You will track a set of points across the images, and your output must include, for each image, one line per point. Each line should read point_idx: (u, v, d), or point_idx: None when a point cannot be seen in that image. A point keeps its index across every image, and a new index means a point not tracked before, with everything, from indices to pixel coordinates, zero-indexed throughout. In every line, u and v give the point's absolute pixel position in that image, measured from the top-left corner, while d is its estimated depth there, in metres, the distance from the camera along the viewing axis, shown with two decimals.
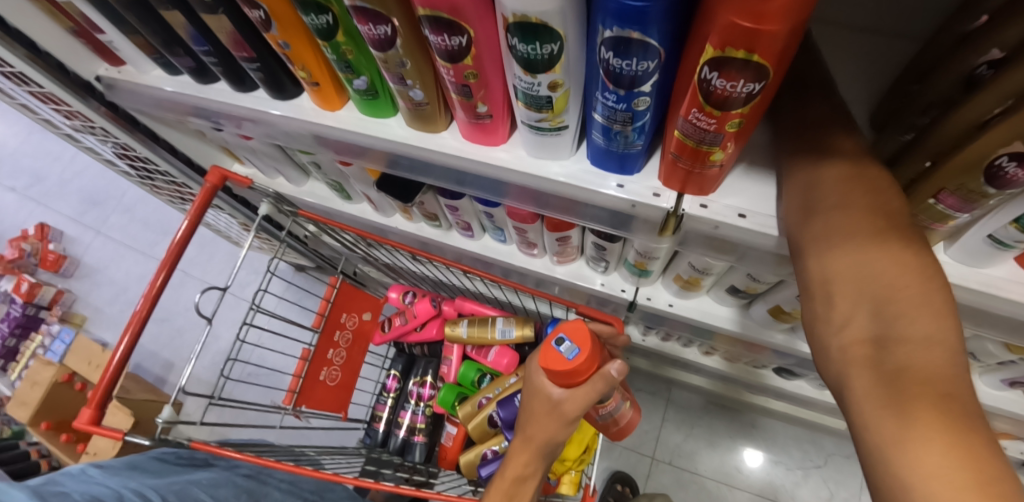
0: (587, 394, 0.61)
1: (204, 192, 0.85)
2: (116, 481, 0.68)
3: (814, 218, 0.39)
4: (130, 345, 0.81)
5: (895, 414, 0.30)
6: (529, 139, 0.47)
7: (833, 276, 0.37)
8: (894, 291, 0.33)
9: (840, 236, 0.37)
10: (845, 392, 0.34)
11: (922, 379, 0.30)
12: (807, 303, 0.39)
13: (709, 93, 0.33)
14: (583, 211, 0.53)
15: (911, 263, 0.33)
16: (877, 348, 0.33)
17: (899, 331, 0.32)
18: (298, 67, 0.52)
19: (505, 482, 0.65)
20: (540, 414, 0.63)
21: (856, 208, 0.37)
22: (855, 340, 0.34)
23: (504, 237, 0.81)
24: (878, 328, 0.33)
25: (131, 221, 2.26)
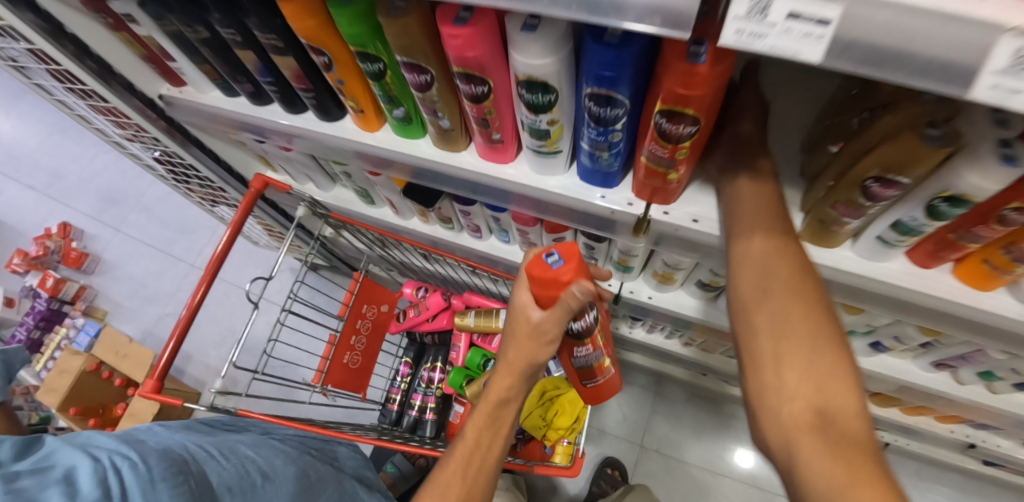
0: (562, 311, 0.62)
1: (248, 196, 0.97)
2: (179, 436, 0.80)
3: (755, 314, 0.46)
4: (182, 334, 0.91)
5: (842, 477, 0.37)
6: (532, 159, 0.60)
7: (773, 365, 0.44)
8: (829, 371, 0.41)
9: (781, 323, 0.44)
10: (793, 468, 0.41)
11: (852, 448, 0.38)
12: (755, 373, 0.45)
13: (663, 132, 0.46)
14: (575, 216, 0.66)
15: (833, 352, 0.42)
16: (819, 425, 0.40)
17: (835, 406, 0.40)
18: (348, 98, 0.65)
19: (488, 404, 0.67)
20: (522, 334, 0.67)
21: (798, 294, 0.45)
22: (798, 422, 0.41)
23: (508, 237, 0.93)
24: (816, 412, 0.40)
25: (150, 221, 2.38)
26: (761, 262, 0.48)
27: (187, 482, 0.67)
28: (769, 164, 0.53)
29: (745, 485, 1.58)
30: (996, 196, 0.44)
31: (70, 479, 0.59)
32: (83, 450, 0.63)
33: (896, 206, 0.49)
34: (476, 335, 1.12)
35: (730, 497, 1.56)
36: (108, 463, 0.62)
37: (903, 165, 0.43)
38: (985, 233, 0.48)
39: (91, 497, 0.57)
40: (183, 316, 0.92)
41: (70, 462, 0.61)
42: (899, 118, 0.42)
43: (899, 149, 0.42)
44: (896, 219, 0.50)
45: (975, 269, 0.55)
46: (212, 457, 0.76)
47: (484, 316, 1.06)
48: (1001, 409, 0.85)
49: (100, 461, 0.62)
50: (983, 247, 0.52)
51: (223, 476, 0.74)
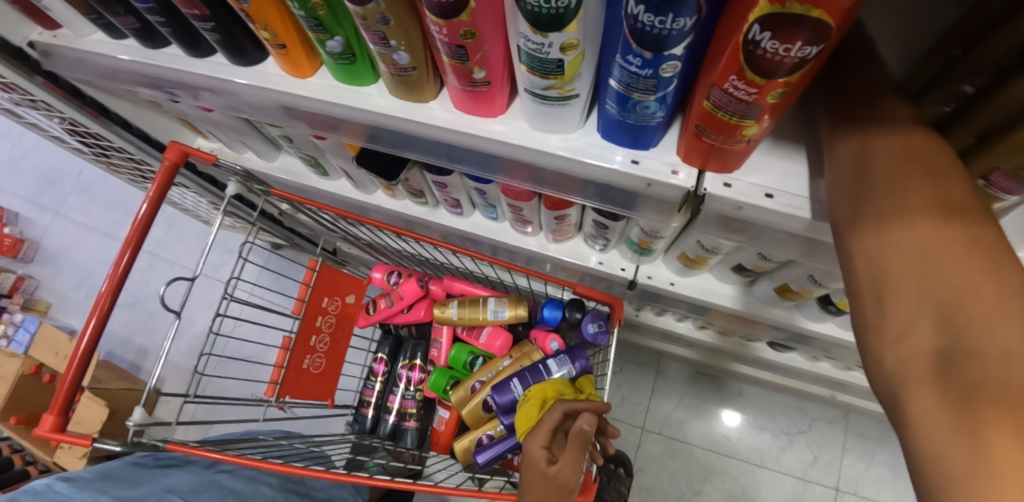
0: (576, 458, 0.61)
1: (163, 170, 0.77)
2: (85, 495, 0.63)
3: (862, 201, 0.33)
4: (97, 327, 0.74)
5: (965, 438, 0.24)
6: (532, 111, 0.41)
7: (885, 261, 0.30)
8: (962, 294, 0.27)
9: (897, 221, 0.30)
10: (900, 409, 0.28)
11: (1000, 396, 0.24)
12: (855, 309, 0.32)
13: (756, 57, 0.29)
14: (584, 191, 0.48)
15: (985, 261, 0.27)
16: (943, 363, 0.26)
17: (970, 344, 0.26)
18: (260, 26, 0.45)
19: None
20: (538, 489, 0.62)
21: (914, 189, 0.31)
22: (913, 352, 0.28)
23: (496, 214, 0.73)
24: (940, 338, 0.27)
25: (93, 202, 2.11)
26: (866, 135, 0.35)
27: None
28: (894, 112, 0.35)
29: (750, 464, 1.48)
30: None
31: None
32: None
33: None
34: (460, 328, 0.93)
35: (735, 478, 1.47)
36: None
37: None
38: None
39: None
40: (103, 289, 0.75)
41: None
42: None
43: None
44: None
45: None
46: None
47: (469, 308, 0.87)
48: None
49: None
50: None
51: None
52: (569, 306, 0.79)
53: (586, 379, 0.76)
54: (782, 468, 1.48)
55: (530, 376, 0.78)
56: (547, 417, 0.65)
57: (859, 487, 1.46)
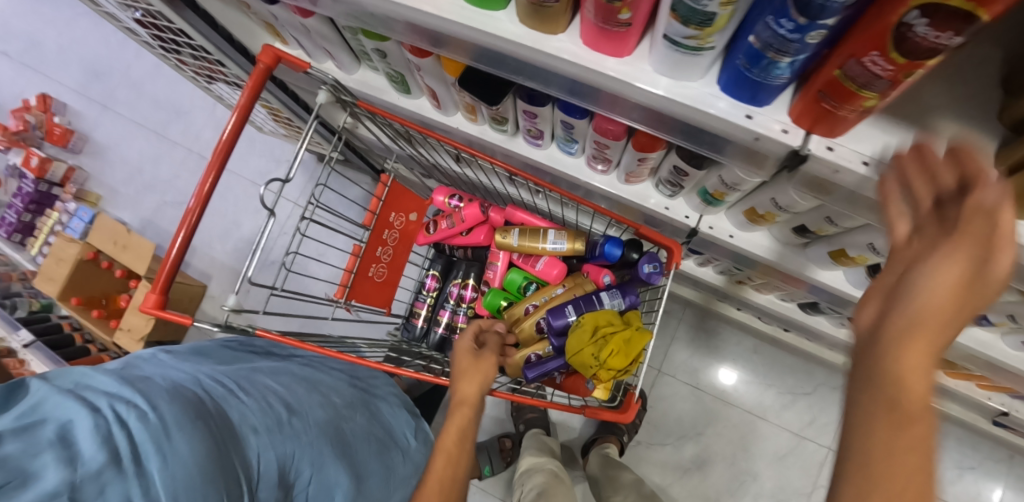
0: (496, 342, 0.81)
1: (258, 73, 0.79)
2: (189, 367, 0.71)
3: (883, 313, 0.36)
4: (186, 240, 0.77)
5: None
6: (664, 57, 0.44)
7: (874, 380, 0.35)
8: (904, 428, 0.33)
9: (894, 353, 0.34)
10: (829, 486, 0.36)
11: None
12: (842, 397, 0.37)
13: (905, 38, 0.32)
14: (681, 130, 0.54)
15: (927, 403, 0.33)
16: (867, 472, 0.34)
17: (889, 468, 0.33)
18: None
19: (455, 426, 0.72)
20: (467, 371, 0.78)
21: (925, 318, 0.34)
22: (855, 461, 0.34)
23: (574, 148, 0.76)
24: (874, 453, 0.34)
25: (140, 98, 2.13)
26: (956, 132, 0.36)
27: (205, 424, 0.62)
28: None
29: (753, 415, 1.59)
30: None
31: (67, 439, 0.53)
32: (79, 399, 0.56)
33: None
34: (517, 254, 0.99)
35: (738, 427, 1.58)
36: (112, 417, 0.56)
37: None
38: None
39: (97, 462, 0.52)
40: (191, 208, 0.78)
41: (64, 416, 0.54)
42: None
43: None
44: None
45: None
46: (231, 392, 0.70)
47: (530, 237, 0.92)
48: None
49: (101, 414, 0.56)
50: None
51: (247, 416, 0.68)
52: (627, 244, 0.86)
53: (634, 312, 0.85)
54: (782, 422, 1.58)
55: (584, 303, 0.85)
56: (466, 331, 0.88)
57: None
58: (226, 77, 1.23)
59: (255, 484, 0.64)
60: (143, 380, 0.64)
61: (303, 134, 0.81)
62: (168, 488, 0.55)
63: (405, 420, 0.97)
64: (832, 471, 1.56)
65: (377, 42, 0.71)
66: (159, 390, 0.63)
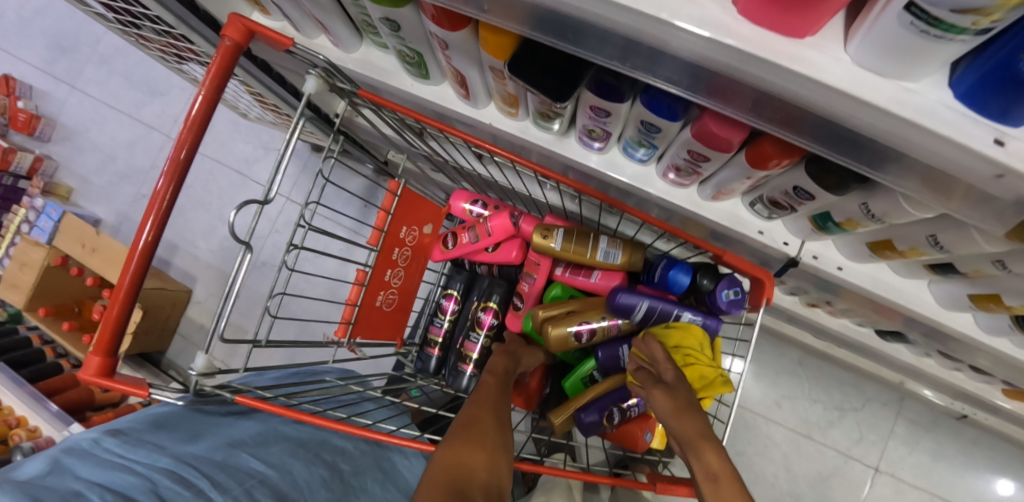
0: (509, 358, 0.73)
1: (223, 52, 0.60)
2: (143, 459, 0.56)
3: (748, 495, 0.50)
4: (153, 239, 0.57)
5: None
6: (895, 38, 0.28)
7: None
8: None
9: None
10: None
11: None
12: None
13: None
14: (852, 152, 0.36)
15: None
16: None
17: None
18: None
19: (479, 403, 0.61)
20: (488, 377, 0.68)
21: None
22: None
23: (648, 155, 0.59)
24: None
25: (112, 77, 1.91)
26: None
27: None
28: None
29: (797, 434, 1.46)
30: None
31: None
32: None
33: None
34: (561, 267, 0.83)
35: (781, 446, 1.45)
36: None
37: None
38: None
39: None
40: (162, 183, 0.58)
41: None
42: None
43: None
44: None
45: None
46: (201, 493, 0.55)
47: (579, 241, 0.75)
48: None
49: None
50: None
51: None
52: (698, 271, 0.73)
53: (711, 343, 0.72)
54: (827, 442, 1.45)
55: (663, 309, 0.73)
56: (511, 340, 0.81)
57: (898, 469, 1.43)
58: (200, 57, 1.03)
59: None
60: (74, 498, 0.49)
61: (292, 122, 0.63)
62: None
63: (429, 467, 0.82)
64: (879, 494, 1.43)
65: (389, 8, 0.52)
66: None
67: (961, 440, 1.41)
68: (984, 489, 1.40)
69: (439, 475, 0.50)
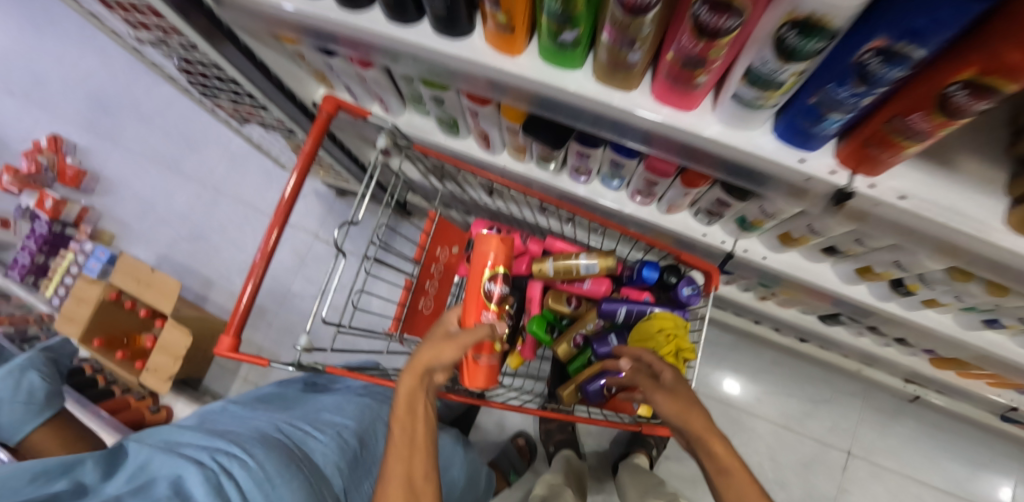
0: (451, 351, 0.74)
1: (320, 120, 0.87)
2: (263, 415, 0.77)
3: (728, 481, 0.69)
4: (254, 291, 0.84)
5: None
6: (731, 111, 0.51)
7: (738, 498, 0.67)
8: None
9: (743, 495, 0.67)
10: None
11: None
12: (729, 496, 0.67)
13: (949, 105, 0.39)
14: (741, 172, 0.60)
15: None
16: None
17: None
18: (501, 12, 0.52)
19: (409, 421, 0.70)
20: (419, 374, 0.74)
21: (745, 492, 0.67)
22: None
23: (618, 183, 0.82)
24: None
25: (153, 133, 2.17)
26: None
27: (296, 464, 0.67)
28: None
29: (777, 425, 1.64)
30: None
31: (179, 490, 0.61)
32: (183, 458, 0.65)
33: None
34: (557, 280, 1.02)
35: (766, 438, 1.63)
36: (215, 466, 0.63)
37: None
38: None
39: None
40: (258, 259, 0.86)
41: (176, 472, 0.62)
42: None
43: None
44: None
45: None
46: (308, 433, 0.75)
47: (564, 259, 0.95)
48: None
49: (206, 466, 0.63)
50: None
51: (326, 453, 0.73)
52: (666, 269, 0.93)
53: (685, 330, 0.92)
54: (805, 431, 1.63)
55: (636, 310, 0.93)
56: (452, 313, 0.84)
57: (870, 452, 1.62)
58: (263, 119, 1.28)
59: None
60: (229, 431, 0.69)
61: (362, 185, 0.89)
62: None
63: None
64: (855, 475, 1.60)
65: (437, 91, 0.77)
66: (246, 437, 0.69)
67: (922, 422, 1.61)
68: (946, 464, 1.59)
69: None
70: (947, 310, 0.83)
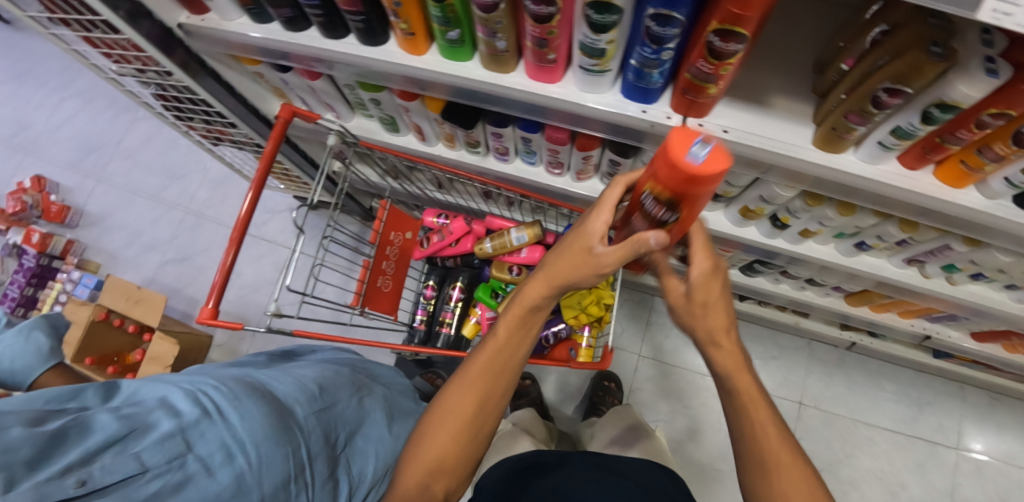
0: (625, 253, 0.62)
1: (279, 126, 1.00)
2: (236, 364, 0.86)
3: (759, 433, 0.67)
4: (217, 300, 0.95)
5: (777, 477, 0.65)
6: (582, 78, 0.66)
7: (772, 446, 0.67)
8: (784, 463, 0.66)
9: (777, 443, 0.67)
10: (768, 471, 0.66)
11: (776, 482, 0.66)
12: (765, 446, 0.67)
13: (714, 50, 0.53)
14: (613, 129, 0.74)
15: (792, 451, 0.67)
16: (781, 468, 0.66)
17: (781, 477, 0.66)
18: (402, 20, 0.68)
19: (521, 308, 0.70)
20: (574, 258, 0.66)
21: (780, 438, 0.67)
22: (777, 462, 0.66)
23: (534, 159, 0.96)
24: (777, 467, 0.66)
25: (135, 167, 2.30)
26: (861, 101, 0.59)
27: (264, 393, 0.78)
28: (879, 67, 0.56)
29: None
30: (979, 104, 0.55)
31: (165, 403, 0.69)
32: (165, 382, 0.72)
33: (899, 114, 0.60)
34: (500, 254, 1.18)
35: None
36: (194, 387, 0.72)
37: (911, 75, 0.54)
38: (966, 135, 0.59)
39: (193, 415, 0.68)
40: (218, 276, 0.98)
41: (160, 393, 0.70)
42: (901, 41, 0.54)
43: (905, 64, 0.53)
44: (895, 127, 0.61)
45: (952, 170, 0.65)
46: (275, 374, 0.85)
47: (498, 236, 1.11)
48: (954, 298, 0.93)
49: (186, 387, 0.71)
50: (961, 150, 0.63)
51: (288, 391, 0.82)
52: None
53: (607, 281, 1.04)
54: None
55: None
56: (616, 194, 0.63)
57: (820, 401, 1.73)
58: (234, 137, 1.43)
59: (308, 439, 0.80)
60: (205, 371, 0.79)
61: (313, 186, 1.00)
62: (247, 436, 0.71)
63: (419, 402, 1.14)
64: (808, 423, 1.71)
65: (373, 92, 0.93)
66: (221, 374, 0.79)
67: (864, 369, 1.75)
68: (888, 405, 1.71)
69: (470, 401, 0.71)
70: (826, 239, 0.95)
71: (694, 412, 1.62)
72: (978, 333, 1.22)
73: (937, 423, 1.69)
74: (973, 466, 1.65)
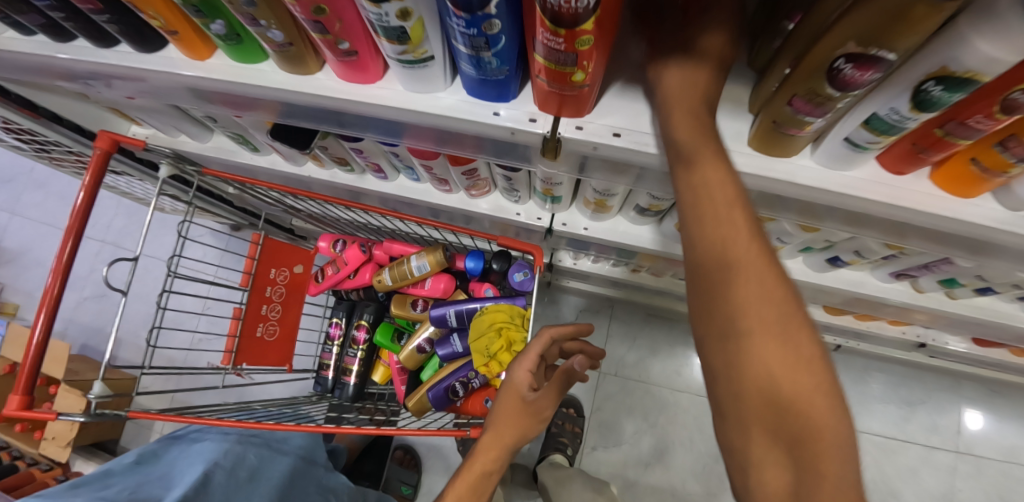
0: (557, 388, 0.70)
1: (95, 158, 0.78)
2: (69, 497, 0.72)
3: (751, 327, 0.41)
4: (48, 323, 0.71)
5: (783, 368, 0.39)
6: (402, 74, 0.46)
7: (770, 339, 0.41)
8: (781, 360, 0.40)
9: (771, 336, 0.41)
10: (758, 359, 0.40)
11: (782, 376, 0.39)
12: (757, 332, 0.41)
13: (554, 13, 0.33)
14: (481, 146, 0.54)
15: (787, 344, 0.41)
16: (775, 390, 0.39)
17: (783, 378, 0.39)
18: (149, 15, 0.48)
19: (473, 473, 0.68)
20: (511, 411, 0.69)
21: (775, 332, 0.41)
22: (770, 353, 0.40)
23: (418, 175, 0.77)
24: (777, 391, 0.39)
25: (49, 197, 2.07)
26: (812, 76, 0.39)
27: None
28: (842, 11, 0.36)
29: None
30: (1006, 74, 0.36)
31: None
32: None
33: (872, 96, 0.41)
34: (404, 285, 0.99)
35: None
36: None
37: (886, 31, 0.34)
38: (983, 125, 0.39)
39: None
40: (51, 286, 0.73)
41: None
42: None
43: (882, 13, 0.33)
44: (871, 114, 0.42)
45: (956, 173, 0.46)
46: None
47: (396, 265, 0.91)
48: (956, 314, 0.74)
49: None
50: (971, 144, 0.43)
51: None
52: (497, 257, 0.86)
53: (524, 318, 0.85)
54: None
55: (466, 311, 0.86)
56: (535, 346, 0.69)
57: None
58: None
59: None
60: None
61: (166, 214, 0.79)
62: None
63: (348, 480, 1.05)
64: None
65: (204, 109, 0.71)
66: None
67: (848, 370, 1.53)
68: (881, 408, 1.52)
69: None
70: (790, 253, 0.76)
71: (663, 432, 1.44)
72: (981, 340, 1.03)
73: (932, 423, 1.50)
74: (972, 467, 1.48)
